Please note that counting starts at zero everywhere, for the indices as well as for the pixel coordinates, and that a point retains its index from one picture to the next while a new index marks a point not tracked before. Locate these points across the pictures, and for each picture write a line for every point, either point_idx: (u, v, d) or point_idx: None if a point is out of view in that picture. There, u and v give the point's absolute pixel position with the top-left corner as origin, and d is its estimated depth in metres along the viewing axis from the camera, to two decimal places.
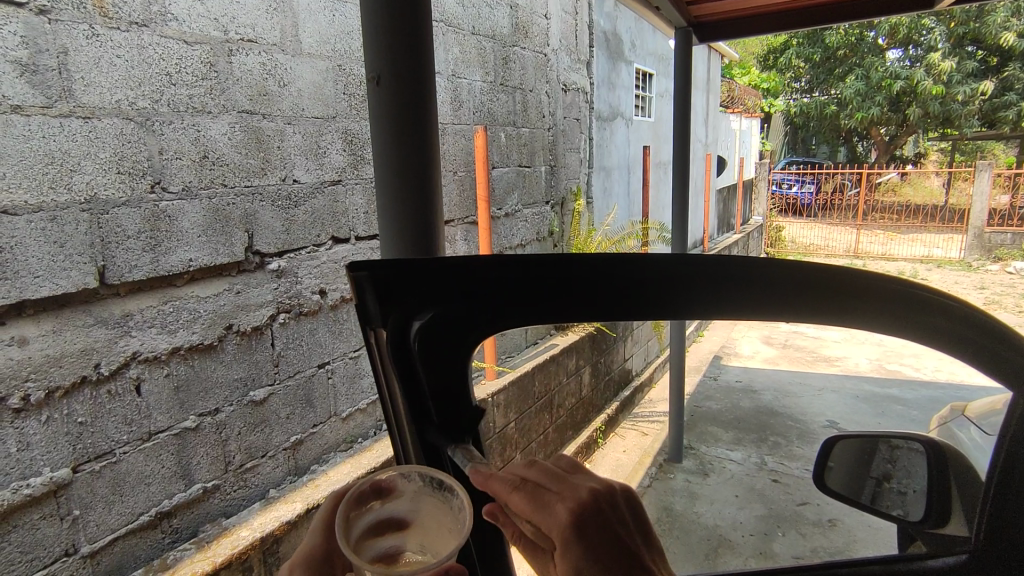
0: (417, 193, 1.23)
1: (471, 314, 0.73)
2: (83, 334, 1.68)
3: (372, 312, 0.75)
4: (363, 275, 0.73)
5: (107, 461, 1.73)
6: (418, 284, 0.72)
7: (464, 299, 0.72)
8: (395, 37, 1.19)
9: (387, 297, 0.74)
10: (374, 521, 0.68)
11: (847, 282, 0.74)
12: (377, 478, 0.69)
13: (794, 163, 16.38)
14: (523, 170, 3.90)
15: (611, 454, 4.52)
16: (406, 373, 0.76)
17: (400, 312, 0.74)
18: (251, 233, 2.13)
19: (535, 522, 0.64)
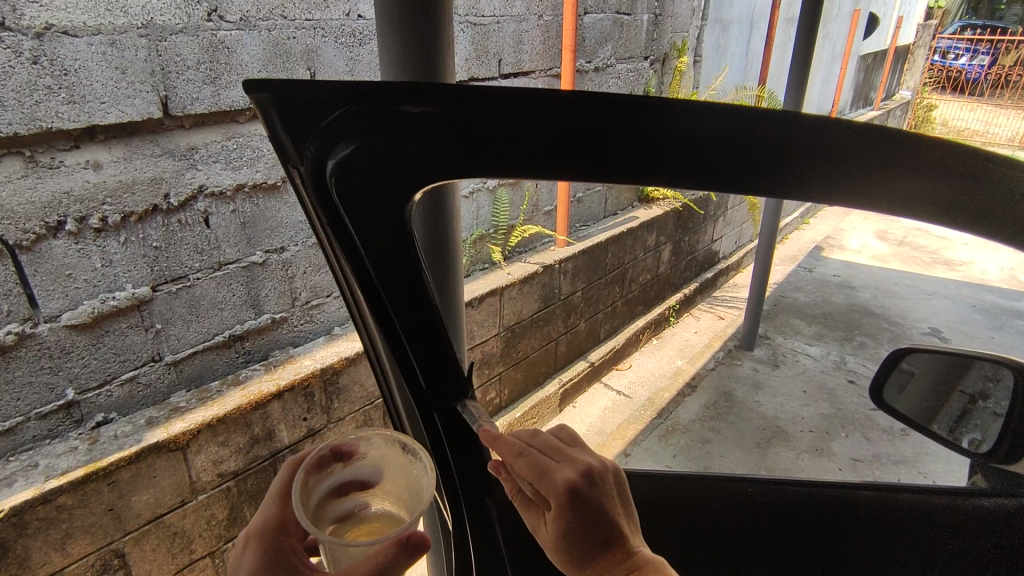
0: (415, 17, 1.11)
1: (396, 150, 0.70)
2: (153, 163, 1.75)
3: (288, 145, 0.72)
4: (265, 100, 0.69)
5: (183, 284, 1.89)
6: (330, 118, 0.69)
7: (389, 134, 0.69)
8: None
9: (299, 129, 0.70)
10: (338, 482, 0.85)
11: (880, 154, 0.68)
12: (340, 444, 0.87)
13: (969, 27, 13.57)
14: (621, 18, 3.46)
15: (681, 334, 4.45)
16: (332, 212, 0.74)
17: (315, 145, 0.71)
18: (313, 72, 2.06)
19: (533, 484, 0.72)
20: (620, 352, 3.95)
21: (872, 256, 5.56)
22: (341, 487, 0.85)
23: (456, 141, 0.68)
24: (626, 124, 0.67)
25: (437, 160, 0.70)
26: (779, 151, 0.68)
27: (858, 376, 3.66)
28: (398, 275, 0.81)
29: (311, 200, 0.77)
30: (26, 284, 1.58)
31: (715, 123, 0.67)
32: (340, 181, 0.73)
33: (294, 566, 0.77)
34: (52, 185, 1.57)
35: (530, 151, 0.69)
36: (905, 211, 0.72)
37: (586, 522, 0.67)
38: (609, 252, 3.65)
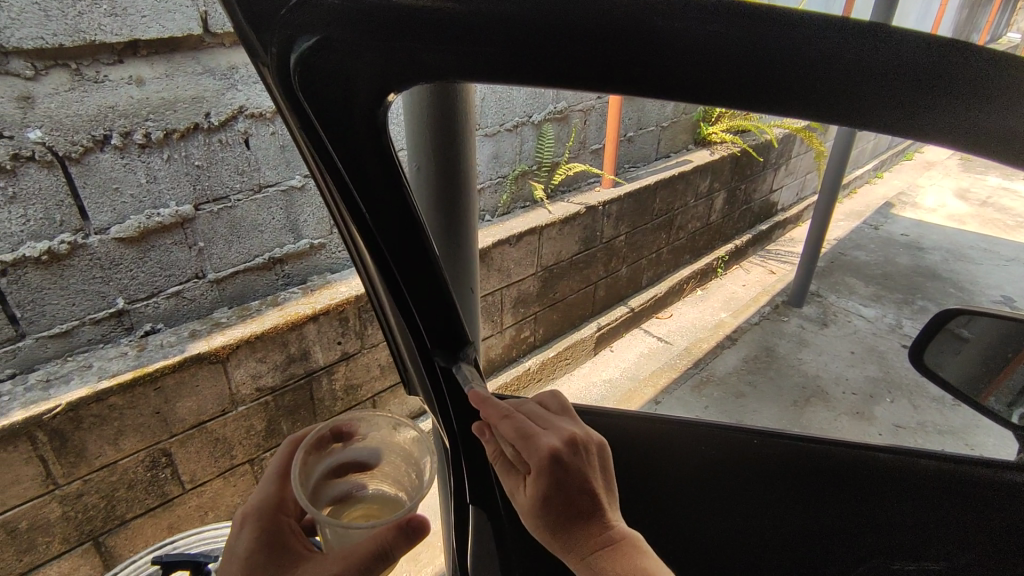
0: None
1: (380, 55, 0.60)
2: (194, 81, 1.76)
3: (252, 44, 0.61)
4: None
5: (224, 205, 1.93)
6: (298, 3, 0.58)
7: (371, 31, 0.58)
8: None
9: (262, 17, 0.59)
10: (336, 463, 0.89)
11: (974, 76, 0.57)
12: (340, 425, 0.90)
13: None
14: None
15: (728, 286, 4.31)
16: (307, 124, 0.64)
17: (284, 44, 0.60)
18: None
19: (518, 452, 0.79)
20: (661, 300, 3.87)
21: (948, 216, 5.15)
22: (340, 468, 0.88)
23: (456, 46, 0.59)
24: (658, 30, 0.57)
25: (431, 67, 0.61)
26: (854, 75, 0.57)
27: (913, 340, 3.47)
28: (387, 203, 0.72)
29: (284, 114, 0.67)
30: (77, 195, 1.65)
31: (772, 38, 0.57)
32: (312, 87, 0.62)
33: (293, 549, 0.82)
34: (98, 99, 1.61)
35: (546, 61, 0.59)
36: (983, 149, 0.63)
37: (566, 495, 0.75)
38: (658, 197, 3.51)
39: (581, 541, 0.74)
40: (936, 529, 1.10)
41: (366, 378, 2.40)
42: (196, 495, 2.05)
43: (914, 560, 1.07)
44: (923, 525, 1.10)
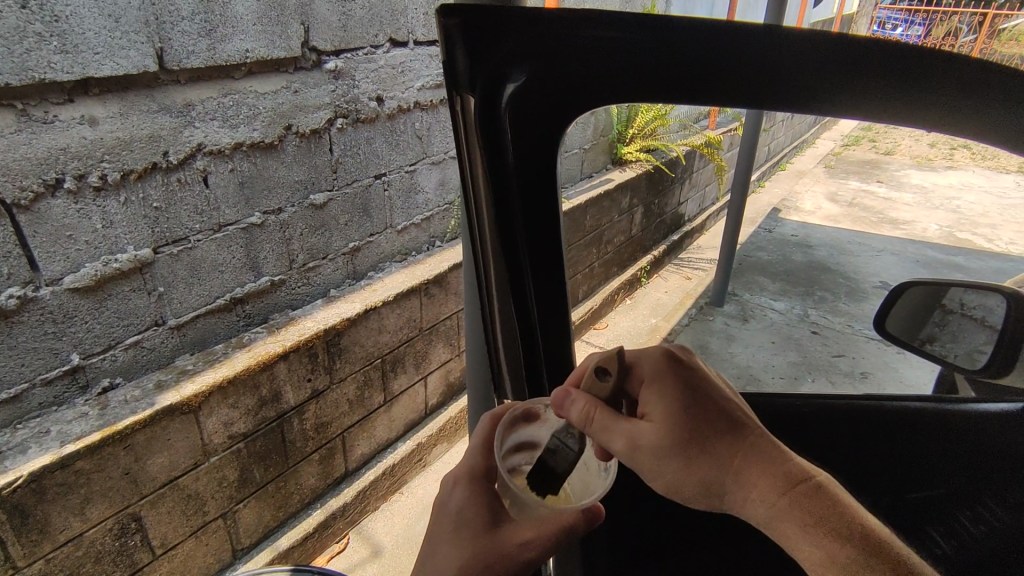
0: None
1: (566, 77, 0.79)
2: (149, 120, 1.68)
3: (464, 72, 0.80)
4: (453, 22, 0.76)
5: (183, 246, 1.85)
6: (516, 38, 0.76)
7: (564, 70, 0.79)
8: None
9: (476, 53, 0.78)
10: (518, 440, 0.93)
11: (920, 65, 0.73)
12: (530, 409, 0.93)
13: None
14: None
15: (653, 294, 4.60)
16: (495, 132, 0.86)
17: (497, 72, 0.79)
18: (307, 27, 2.01)
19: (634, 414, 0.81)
20: (597, 312, 4.06)
21: (825, 217, 5.77)
22: (521, 443, 0.93)
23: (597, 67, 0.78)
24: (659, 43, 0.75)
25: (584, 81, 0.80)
26: (792, 57, 0.74)
27: (821, 326, 3.87)
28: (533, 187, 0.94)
29: (470, 126, 0.86)
30: (26, 245, 1.52)
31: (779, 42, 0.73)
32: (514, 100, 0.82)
33: (498, 510, 0.88)
34: (49, 141, 1.50)
35: (635, 65, 0.77)
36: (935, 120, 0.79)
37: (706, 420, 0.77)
38: (588, 214, 3.72)
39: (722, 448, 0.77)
40: (929, 461, 1.26)
41: (335, 415, 2.33)
42: (166, 560, 1.89)
43: (921, 488, 1.24)
44: (917, 450, 1.28)
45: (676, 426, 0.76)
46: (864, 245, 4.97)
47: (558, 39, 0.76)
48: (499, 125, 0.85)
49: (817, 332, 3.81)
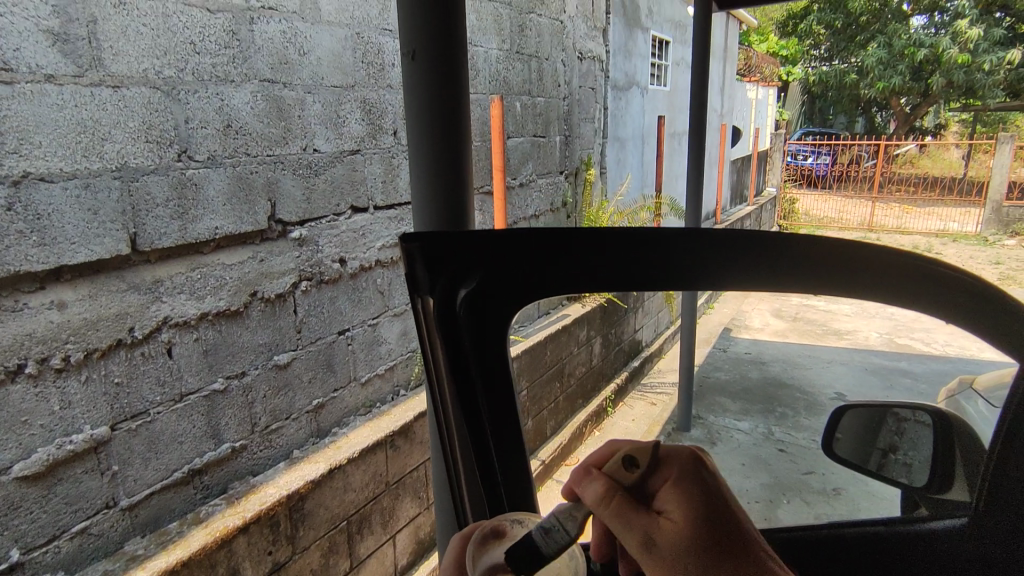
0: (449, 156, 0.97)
1: (515, 283, 0.80)
2: (118, 299, 1.74)
3: (422, 280, 0.79)
4: (414, 245, 0.78)
5: (142, 420, 1.82)
6: (467, 253, 0.78)
7: (511, 278, 0.80)
8: None
9: (434, 267, 0.79)
10: (492, 566, 0.67)
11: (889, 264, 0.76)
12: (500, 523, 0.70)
13: (809, 134, 15.82)
14: (538, 140, 3.91)
15: (620, 423, 4.60)
16: (451, 342, 0.82)
17: (451, 280, 0.79)
18: (274, 203, 2.17)
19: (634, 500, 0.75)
20: (566, 447, 4.01)
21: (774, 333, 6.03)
22: (497, 574, 0.67)
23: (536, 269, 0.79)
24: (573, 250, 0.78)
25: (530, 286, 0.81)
26: (686, 254, 0.76)
27: (786, 443, 3.92)
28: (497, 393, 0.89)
29: (431, 333, 0.82)
30: None
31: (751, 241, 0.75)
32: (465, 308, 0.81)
33: None
34: (15, 328, 1.53)
35: (571, 267, 0.79)
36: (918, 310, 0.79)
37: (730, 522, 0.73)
38: (548, 350, 3.83)
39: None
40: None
41: None
42: None
43: None
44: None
45: (702, 536, 0.58)
46: (814, 358, 5.18)
47: (507, 250, 0.78)
48: (456, 333, 0.82)
49: (784, 450, 3.84)
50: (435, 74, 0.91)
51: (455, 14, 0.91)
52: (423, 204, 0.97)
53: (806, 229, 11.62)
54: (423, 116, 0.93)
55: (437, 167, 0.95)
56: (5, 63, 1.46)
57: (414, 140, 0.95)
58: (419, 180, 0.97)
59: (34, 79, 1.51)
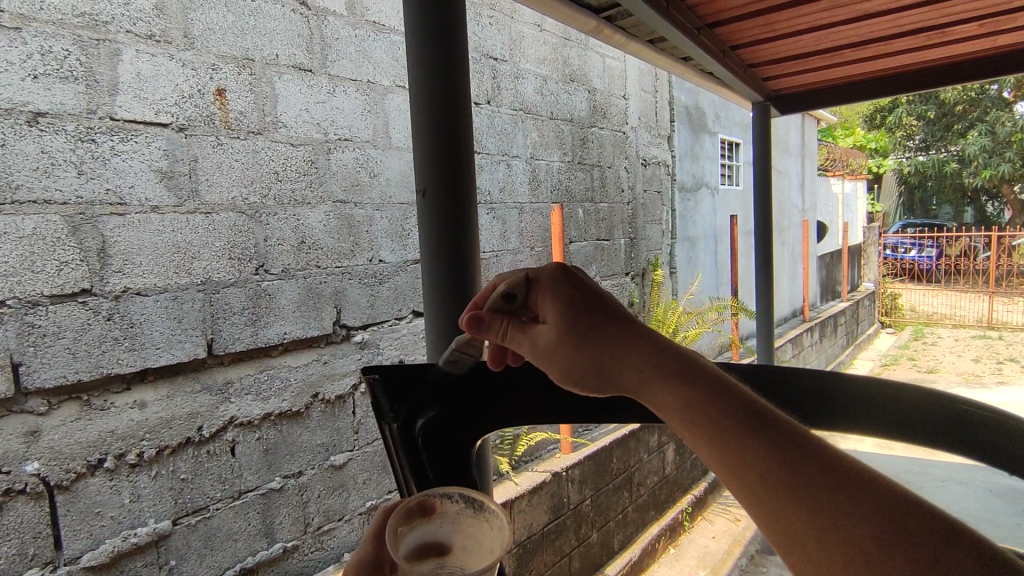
0: (457, 260, 1.02)
1: (468, 419, 0.95)
2: (192, 399, 1.91)
3: (385, 409, 0.94)
4: (375, 377, 0.94)
5: (202, 516, 1.92)
6: (426, 385, 0.93)
7: (460, 408, 0.94)
8: (434, 100, 1.00)
9: (396, 396, 0.94)
10: (419, 540, 0.72)
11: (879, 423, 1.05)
12: (425, 497, 0.75)
13: (911, 226, 14.94)
14: (602, 244, 3.99)
15: (699, 540, 4.16)
16: (415, 462, 0.93)
17: (412, 410, 0.93)
18: (340, 309, 2.35)
19: (536, 351, 0.75)
20: (637, 565, 3.68)
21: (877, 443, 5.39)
22: (423, 546, 0.71)
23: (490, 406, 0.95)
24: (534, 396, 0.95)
25: (484, 421, 0.95)
26: None
27: None
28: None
29: (397, 452, 0.94)
30: (56, 524, 1.62)
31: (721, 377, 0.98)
32: (425, 434, 0.93)
33: None
34: (101, 426, 1.71)
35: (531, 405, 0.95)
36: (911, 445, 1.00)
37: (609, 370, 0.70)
38: (614, 456, 3.66)
39: (669, 399, 0.64)
40: None
41: None
42: None
43: None
44: None
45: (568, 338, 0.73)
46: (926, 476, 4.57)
47: (464, 382, 0.93)
48: (418, 456, 0.93)
49: None
50: (452, 194, 1.01)
51: (465, 143, 1.02)
52: (435, 324, 1.03)
53: (914, 327, 10.64)
54: (437, 240, 1.02)
55: (449, 279, 1.02)
56: (121, 199, 1.75)
57: (428, 250, 1.03)
58: (432, 302, 1.04)
59: (142, 211, 1.79)
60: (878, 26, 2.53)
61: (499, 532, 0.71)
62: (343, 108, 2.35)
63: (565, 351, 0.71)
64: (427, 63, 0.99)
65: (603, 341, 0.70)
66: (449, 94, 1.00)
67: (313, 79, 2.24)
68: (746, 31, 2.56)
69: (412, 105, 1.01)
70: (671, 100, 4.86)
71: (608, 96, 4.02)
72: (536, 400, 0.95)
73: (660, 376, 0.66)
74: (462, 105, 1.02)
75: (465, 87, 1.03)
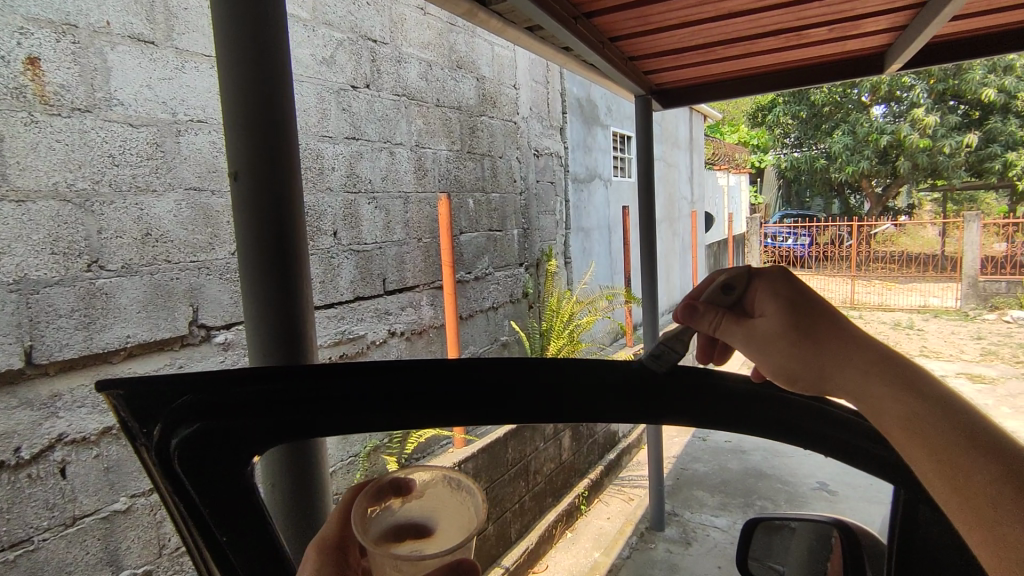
0: (278, 260, 0.93)
1: (251, 436, 0.72)
2: (6, 417, 1.65)
3: (134, 427, 0.72)
4: (112, 390, 0.71)
5: (23, 548, 1.66)
6: (186, 397, 0.71)
7: (233, 424, 0.72)
8: (249, 85, 0.89)
9: (146, 411, 0.72)
10: (393, 521, 0.70)
11: None
12: (399, 478, 0.74)
13: (788, 216, 16.24)
14: (494, 234, 3.96)
15: (595, 523, 4.28)
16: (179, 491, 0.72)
17: (167, 428, 0.71)
18: (196, 307, 2.14)
19: (754, 342, 0.74)
20: (534, 552, 3.71)
21: None
22: (397, 527, 0.70)
23: (278, 415, 0.72)
24: (342, 393, 0.75)
25: (271, 436, 0.73)
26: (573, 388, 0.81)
27: None
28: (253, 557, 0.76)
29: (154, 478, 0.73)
30: None
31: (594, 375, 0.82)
32: (184, 458, 0.71)
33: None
34: None
35: (339, 416, 0.75)
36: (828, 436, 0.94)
37: (825, 359, 0.71)
38: (509, 447, 3.66)
39: (886, 400, 0.66)
40: None
41: None
42: None
43: None
44: None
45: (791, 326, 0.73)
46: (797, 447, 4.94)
47: (237, 391, 0.72)
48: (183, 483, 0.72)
49: None
50: (273, 187, 0.92)
51: (288, 133, 0.93)
52: (257, 329, 0.94)
53: None
54: (254, 236, 0.92)
55: (268, 281, 0.93)
56: None
57: (245, 249, 0.93)
58: (253, 306, 0.94)
59: None
60: (743, 24, 2.65)
61: (472, 509, 0.70)
62: (194, 86, 2.12)
63: (787, 344, 0.72)
64: (242, 43, 0.88)
65: (824, 341, 0.71)
66: (269, 79, 0.90)
67: (156, 53, 2.00)
68: (623, 23, 2.59)
69: (224, 87, 0.90)
70: (563, 91, 4.91)
71: (497, 84, 3.98)
72: (344, 406, 0.74)
73: (880, 374, 0.67)
74: (285, 92, 0.93)
75: (288, 73, 0.93)
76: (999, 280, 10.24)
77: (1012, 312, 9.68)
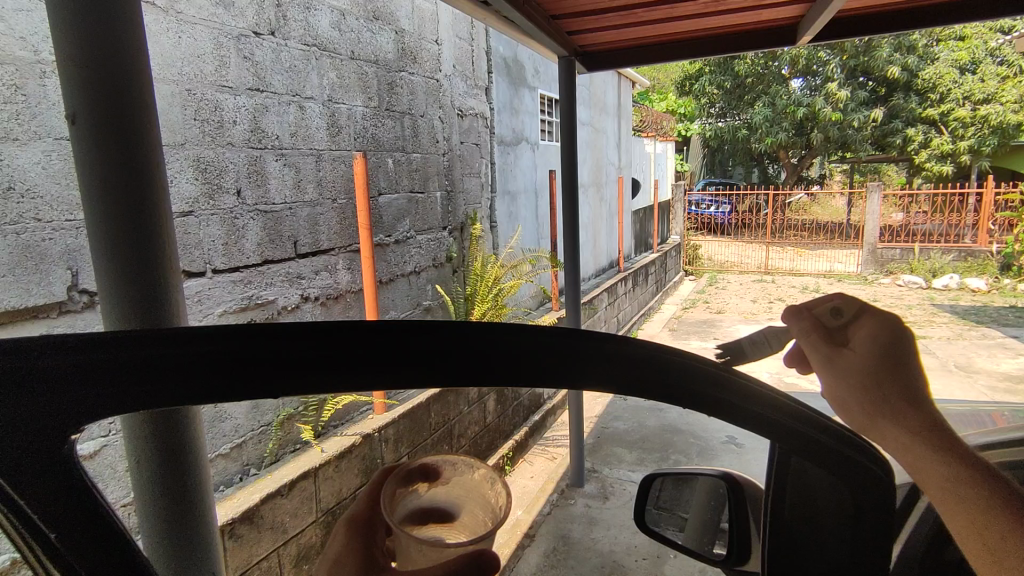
0: (128, 223, 0.98)
1: (86, 403, 0.65)
2: None
3: None
4: None
5: None
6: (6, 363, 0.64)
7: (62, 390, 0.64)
8: (88, 59, 0.93)
9: None
10: (416, 506, 0.68)
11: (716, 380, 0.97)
12: (426, 463, 0.71)
13: (711, 185, 16.82)
14: (415, 196, 3.85)
15: (519, 483, 4.37)
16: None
17: None
18: (75, 271, 1.95)
19: (834, 369, 0.74)
20: None
21: None
22: (419, 512, 0.68)
23: (106, 385, 0.66)
24: (181, 356, 0.67)
25: (108, 405, 0.66)
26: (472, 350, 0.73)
27: None
28: (87, 541, 0.67)
29: None
30: None
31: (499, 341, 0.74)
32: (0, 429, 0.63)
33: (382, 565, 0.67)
34: None
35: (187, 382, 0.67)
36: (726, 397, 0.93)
37: (893, 405, 0.71)
38: (432, 412, 3.63)
39: (935, 462, 0.67)
40: None
41: None
42: None
43: None
44: None
45: (876, 364, 0.72)
46: None
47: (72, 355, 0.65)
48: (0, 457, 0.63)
49: None
50: (121, 155, 0.97)
51: (136, 106, 0.98)
52: (111, 289, 0.99)
53: (709, 275, 12.10)
54: (103, 200, 0.96)
55: (120, 244, 0.98)
56: None
57: (94, 214, 0.97)
58: (106, 267, 0.98)
59: None
60: None
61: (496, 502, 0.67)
62: None
63: (863, 380, 0.72)
64: (80, 18, 0.92)
65: (897, 387, 0.71)
66: (113, 53, 0.95)
67: None
68: None
69: (61, 60, 0.94)
70: (488, 49, 4.78)
71: (417, 39, 3.80)
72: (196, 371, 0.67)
73: (933, 436, 0.68)
74: (133, 67, 0.97)
75: (136, 49, 0.98)
76: (894, 248, 11.09)
77: (904, 276, 10.52)
